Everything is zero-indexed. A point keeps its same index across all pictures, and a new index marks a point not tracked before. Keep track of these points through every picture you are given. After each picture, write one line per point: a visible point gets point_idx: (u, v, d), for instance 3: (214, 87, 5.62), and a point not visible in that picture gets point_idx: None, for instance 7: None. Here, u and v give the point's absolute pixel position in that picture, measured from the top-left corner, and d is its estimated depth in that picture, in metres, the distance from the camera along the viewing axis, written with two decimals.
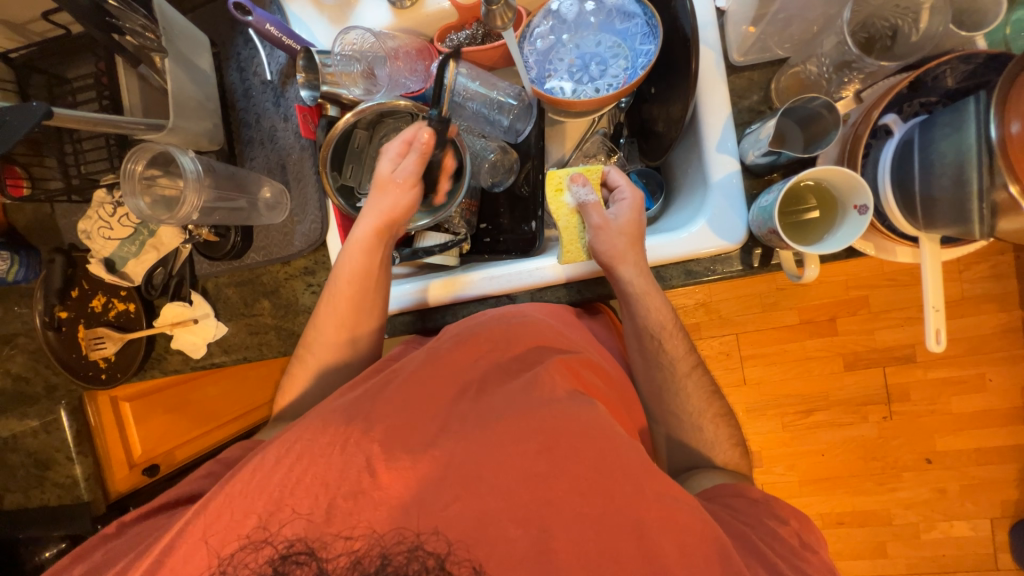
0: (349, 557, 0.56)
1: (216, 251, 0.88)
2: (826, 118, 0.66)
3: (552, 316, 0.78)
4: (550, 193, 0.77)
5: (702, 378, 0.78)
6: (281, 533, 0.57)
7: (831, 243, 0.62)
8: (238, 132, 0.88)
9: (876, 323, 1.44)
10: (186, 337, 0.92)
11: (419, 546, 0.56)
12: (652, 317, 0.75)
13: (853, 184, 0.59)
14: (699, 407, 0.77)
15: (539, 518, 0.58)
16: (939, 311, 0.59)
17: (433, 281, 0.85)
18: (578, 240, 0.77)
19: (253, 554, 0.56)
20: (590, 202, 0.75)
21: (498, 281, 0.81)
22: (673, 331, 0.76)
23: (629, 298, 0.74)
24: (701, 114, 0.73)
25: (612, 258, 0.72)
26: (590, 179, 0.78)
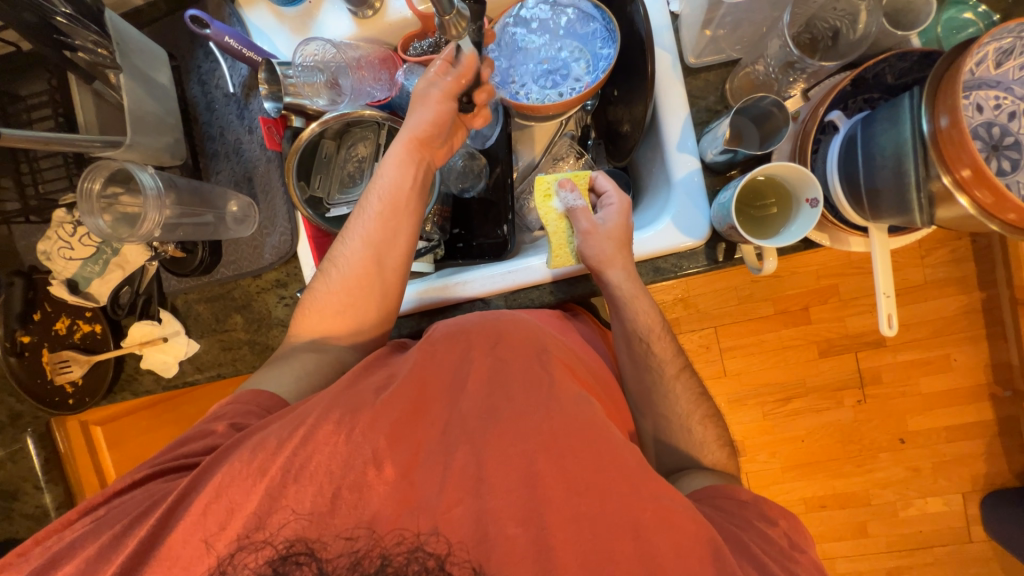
0: (349, 559, 0.56)
1: (184, 267, 0.87)
2: (776, 115, 0.68)
3: (545, 322, 0.78)
4: (539, 198, 0.79)
5: (690, 380, 0.79)
6: (280, 534, 0.57)
7: (787, 235, 0.64)
8: (202, 146, 0.87)
9: (847, 311, 1.49)
10: (157, 357, 0.89)
11: (420, 547, 0.57)
12: (642, 318, 0.76)
13: (804, 179, 0.62)
14: (687, 409, 0.78)
15: (533, 515, 0.58)
16: (890, 298, 0.62)
17: (427, 287, 0.85)
18: (567, 245, 0.79)
19: (254, 554, 0.56)
20: (577, 207, 0.78)
21: (489, 283, 0.82)
22: (661, 333, 0.78)
23: (618, 301, 0.76)
24: (661, 115, 0.75)
25: (602, 260, 0.74)
26: (578, 185, 0.80)
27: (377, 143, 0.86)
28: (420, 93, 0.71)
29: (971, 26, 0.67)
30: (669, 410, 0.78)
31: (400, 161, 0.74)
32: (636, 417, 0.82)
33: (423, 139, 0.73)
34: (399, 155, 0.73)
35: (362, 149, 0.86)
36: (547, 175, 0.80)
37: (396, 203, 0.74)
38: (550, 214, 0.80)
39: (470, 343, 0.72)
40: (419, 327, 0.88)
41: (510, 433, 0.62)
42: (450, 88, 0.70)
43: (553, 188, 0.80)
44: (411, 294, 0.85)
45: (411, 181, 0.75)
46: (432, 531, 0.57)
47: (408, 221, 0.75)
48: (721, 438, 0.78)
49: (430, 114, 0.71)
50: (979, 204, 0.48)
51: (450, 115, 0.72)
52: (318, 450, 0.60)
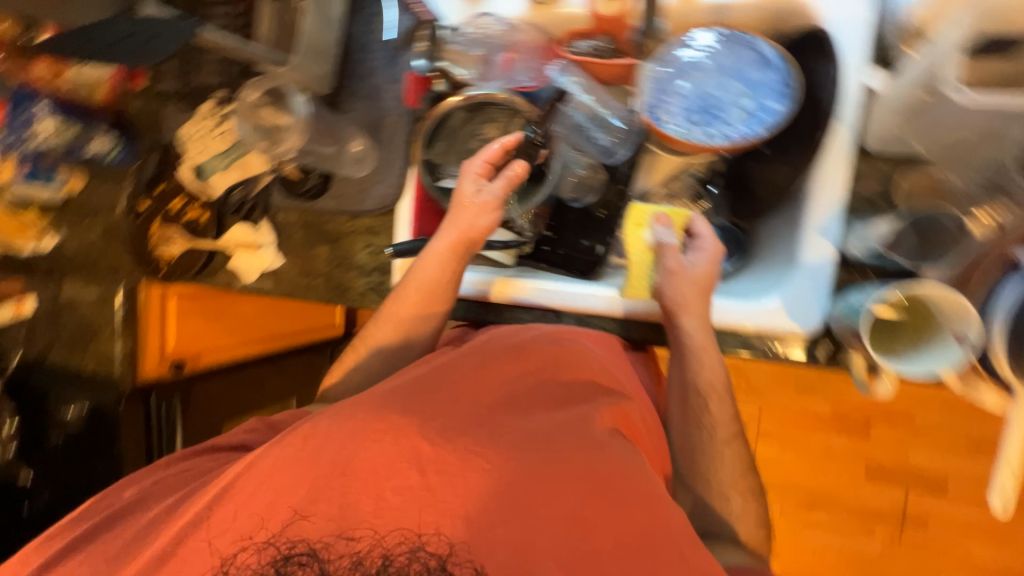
0: (350, 559, 0.52)
1: (295, 188, 0.91)
2: (949, 234, 0.62)
3: (601, 346, 0.76)
4: (629, 226, 0.78)
5: (738, 451, 0.74)
6: (285, 533, 0.54)
7: (916, 363, 0.57)
8: (346, 82, 0.89)
9: (914, 443, 1.34)
10: (245, 260, 0.98)
11: (421, 547, 0.53)
12: (704, 375, 0.72)
13: (960, 311, 0.54)
14: (730, 478, 0.73)
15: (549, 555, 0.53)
16: (1015, 473, 0.55)
17: (499, 279, 0.84)
18: (646, 278, 0.77)
19: (257, 555, 0.54)
20: (668, 244, 0.75)
21: (558, 296, 0.81)
22: (723, 394, 0.73)
23: (684, 348, 0.72)
24: (813, 190, 0.69)
25: (678, 306, 0.70)
26: (674, 223, 0.77)
27: (508, 129, 0.84)
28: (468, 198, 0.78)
29: None
30: (709, 476, 0.74)
31: (441, 258, 0.78)
32: (675, 478, 0.77)
33: (471, 236, 0.78)
34: (441, 250, 0.78)
35: (491, 131, 0.84)
36: (645, 204, 0.78)
37: (434, 286, 0.79)
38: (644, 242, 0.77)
39: (529, 354, 0.70)
40: (482, 316, 0.87)
41: (552, 454, 0.58)
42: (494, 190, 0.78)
43: (648, 220, 0.78)
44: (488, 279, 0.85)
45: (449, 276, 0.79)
46: (443, 529, 0.53)
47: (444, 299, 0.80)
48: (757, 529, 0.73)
49: (478, 218, 0.78)
50: None
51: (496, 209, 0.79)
52: (359, 408, 0.60)
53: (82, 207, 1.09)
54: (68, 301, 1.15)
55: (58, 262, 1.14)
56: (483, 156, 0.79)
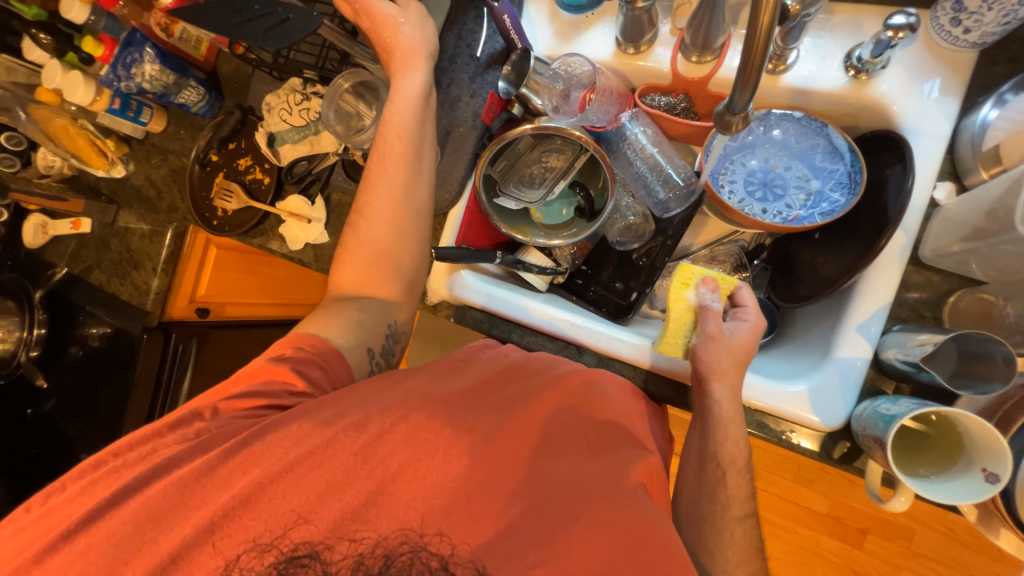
0: (352, 559, 0.52)
1: (359, 174, 0.97)
2: (996, 367, 0.58)
3: (627, 394, 0.75)
4: (675, 283, 0.75)
5: (751, 535, 0.68)
6: (290, 536, 0.53)
7: (934, 488, 0.56)
8: None
9: (908, 563, 1.28)
10: (294, 229, 1.01)
11: (423, 546, 0.53)
12: (727, 444, 0.68)
13: (993, 447, 0.52)
14: (738, 563, 0.66)
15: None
16: None
17: (527, 302, 0.84)
18: (681, 337, 0.74)
19: (258, 558, 0.52)
20: (711, 308, 0.72)
21: (581, 330, 0.81)
22: (743, 469, 0.69)
23: (710, 417, 0.69)
24: (862, 287, 0.68)
25: (710, 372, 0.68)
26: (720, 288, 0.75)
27: (571, 163, 0.86)
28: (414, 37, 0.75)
29: None
30: (714, 552, 0.67)
31: (408, 117, 0.76)
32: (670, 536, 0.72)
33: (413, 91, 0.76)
34: (413, 110, 0.76)
35: (554, 160, 0.87)
36: (692, 264, 0.75)
37: (403, 135, 0.76)
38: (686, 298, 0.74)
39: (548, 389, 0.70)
40: (505, 335, 0.88)
41: (564, 485, 0.59)
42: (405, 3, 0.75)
43: (694, 280, 0.75)
44: (511, 298, 0.85)
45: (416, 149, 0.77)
46: (450, 539, 0.53)
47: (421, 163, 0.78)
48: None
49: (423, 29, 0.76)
50: None
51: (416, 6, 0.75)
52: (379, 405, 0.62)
53: (161, 148, 1.18)
54: (121, 230, 1.21)
55: (126, 189, 1.21)
56: None
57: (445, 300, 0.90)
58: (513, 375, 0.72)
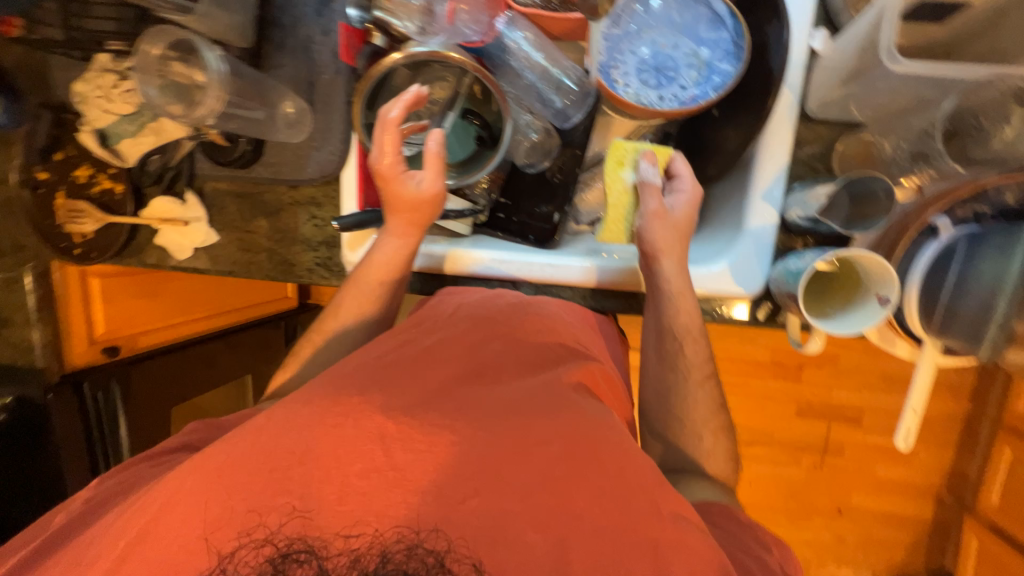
0: (348, 559, 0.48)
1: (224, 155, 0.83)
2: (881, 202, 0.62)
3: (568, 312, 0.76)
4: (612, 165, 0.74)
5: (711, 392, 0.73)
6: (284, 529, 0.50)
7: (843, 325, 0.61)
8: (270, 32, 0.80)
9: (838, 382, 1.50)
10: (172, 236, 0.88)
11: (418, 544, 0.49)
12: (682, 314, 0.71)
13: (883, 274, 0.58)
14: (703, 418, 0.72)
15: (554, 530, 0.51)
16: (917, 415, 0.62)
17: (452, 252, 0.81)
18: (623, 220, 0.76)
19: (254, 551, 0.49)
20: (650, 184, 0.71)
21: (513, 266, 0.80)
22: (700, 336, 0.72)
23: (661, 293, 0.71)
24: (760, 154, 0.70)
25: (657, 250, 0.69)
26: (657, 161, 0.73)
27: (455, 90, 0.78)
28: (417, 189, 0.71)
29: None
30: (679, 416, 0.73)
31: (396, 263, 0.75)
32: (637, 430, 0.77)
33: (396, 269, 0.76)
34: (393, 256, 0.75)
35: (437, 91, 0.79)
36: (625, 142, 0.74)
37: (386, 278, 0.76)
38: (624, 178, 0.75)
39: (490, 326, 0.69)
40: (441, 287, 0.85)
41: None
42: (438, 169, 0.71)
43: (631, 157, 0.74)
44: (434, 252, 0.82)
45: (398, 280, 0.77)
46: (461, 518, 0.51)
47: (394, 290, 0.78)
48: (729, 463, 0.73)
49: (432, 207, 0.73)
50: None
51: (441, 194, 0.72)
52: (319, 390, 0.58)
53: None
54: None
55: None
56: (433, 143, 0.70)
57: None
58: (453, 321, 0.70)
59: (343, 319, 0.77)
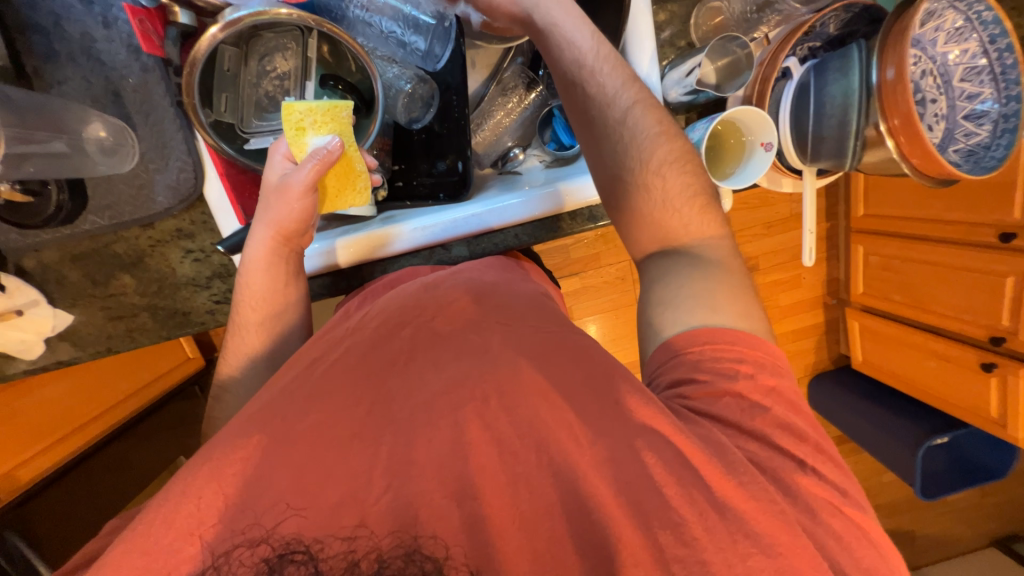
0: (346, 559, 0.41)
1: (31, 216, 0.65)
2: (740, 58, 0.70)
3: (489, 265, 0.72)
4: (289, 133, 0.60)
5: (683, 176, 0.57)
6: (279, 528, 0.42)
7: (741, 178, 0.69)
8: (24, 40, 0.61)
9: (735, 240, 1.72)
10: (10, 335, 0.69)
11: (416, 549, 0.41)
12: (609, 85, 0.59)
13: (761, 121, 0.65)
14: (684, 213, 0.57)
15: (465, 482, 0.44)
16: (814, 234, 0.74)
17: (357, 237, 0.74)
18: (347, 192, 0.65)
19: (251, 550, 0.41)
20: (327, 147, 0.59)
21: (433, 231, 0.75)
22: (644, 111, 0.58)
23: (575, 58, 0.59)
24: (630, 48, 0.71)
25: (550, 21, 0.59)
26: (336, 119, 0.61)
27: (304, 56, 0.66)
28: (272, 185, 0.60)
29: None
30: (651, 215, 0.57)
31: (263, 262, 0.62)
32: None
33: (260, 302, 0.64)
34: (261, 257, 0.62)
35: (282, 63, 0.67)
36: (296, 102, 0.59)
37: (257, 305, 0.64)
38: (352, 152, 0.64)
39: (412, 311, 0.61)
40: (369, 276, 0.78)
41: None
42: (310, 179, 0.58)
43: (307, 121, 0.60)
44: (338, 247, 0.73)
45: (282, 280, 0.64)
46: (397, 504, 0.43)
47: (286, 294, 0.65)
48: (724, 243, 0.57)
49: (291, 209, 0.59)
50: (900, 148, 0.60)
51: (309, 213, 0.61)
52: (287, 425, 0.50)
53: None
54: None
55: None
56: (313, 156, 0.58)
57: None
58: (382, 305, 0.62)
59: (244, 360, 0.65)
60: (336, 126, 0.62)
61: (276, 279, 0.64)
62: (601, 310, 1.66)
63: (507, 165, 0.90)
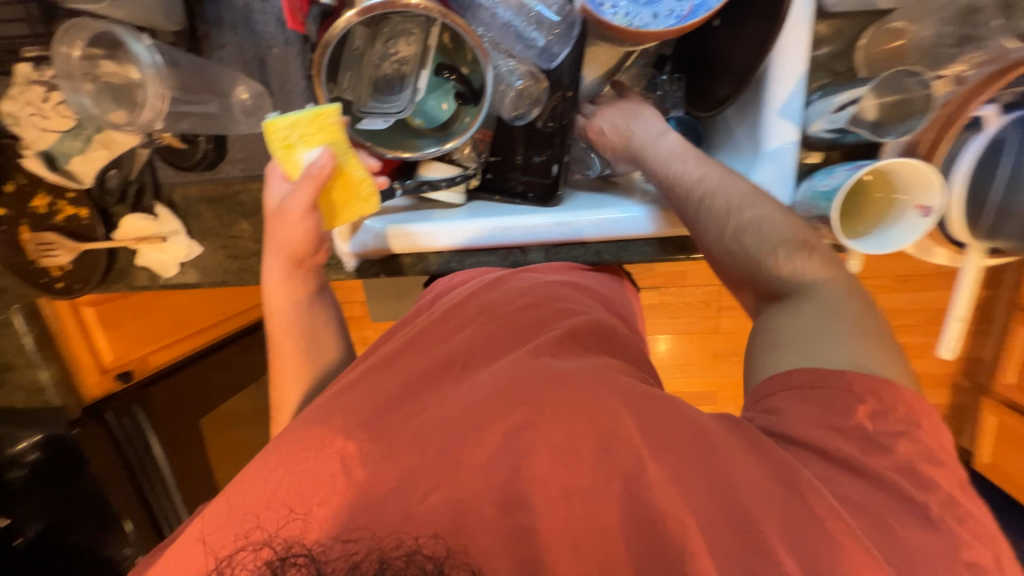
0: (346, 561, 0.41)
1: (183, 159, 0.76)
2: (916, 98, 0.57)
3: (560, 272, 0.70)
4: (277, 151, 0.59)
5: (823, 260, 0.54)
6: (281, 532, 0.43)
7: (876, 242, 0.57)
8: (200, 7, 0.70)
9: None
10: (155, 255, 0.83)
11: (418, 551, 0.41)
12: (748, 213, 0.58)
13: (925, 179, 0.54)
14: (829, 297, 0.52)
15: (515, 496, 0.42)
16: (962, 321, 0.59)
17: (436, 228, 0.75)
18: (348, 207, 0.64)
19: (252, 554, 0.43)
20: (318, 164, 0.58)
21: (513, 232, 0.74)
22: (761, 207, 0.58)
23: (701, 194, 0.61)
24: (772, 70, 0.62)
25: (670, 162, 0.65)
26: (325, 130, 0.59)
27: (425, 44, 0.68)
28: (275, 209, 0.64)
29: None
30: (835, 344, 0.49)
31: (282, 284, 0.70)
32: None
33: (286, 325, 0.72)
34: (279, 279, 0.70)
35: (404, 48, 0.69)
36: (279, 117, 0.58)
37: (286, 327, 0.72)
38: (348, 160, 0.61)
39: (481, 308, 0.63)
40: (447, 265, 0.79)
41: None
42: (308, 198, 0.60)
43: (294, 137, 0.58)
44: (409, 232, 0.75)
45: (302, 295, 0.72)
46: (440, 503, 0.42)
47: (309, 308, 0.73)
48: (849, 286, 0.53)
49: (294, 231, 0.63)
50: None
51: (314, 228, 0.64)
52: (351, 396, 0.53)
53: None
54: None
55: None
56: (307, 173, 0.59)
57: (359, 259, 0.79)
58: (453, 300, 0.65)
59: (290, 363, 0.71)
60: (325, 134, 0.59)
61: (297, 296, 0.72)
62: (674, 331, 1.55)
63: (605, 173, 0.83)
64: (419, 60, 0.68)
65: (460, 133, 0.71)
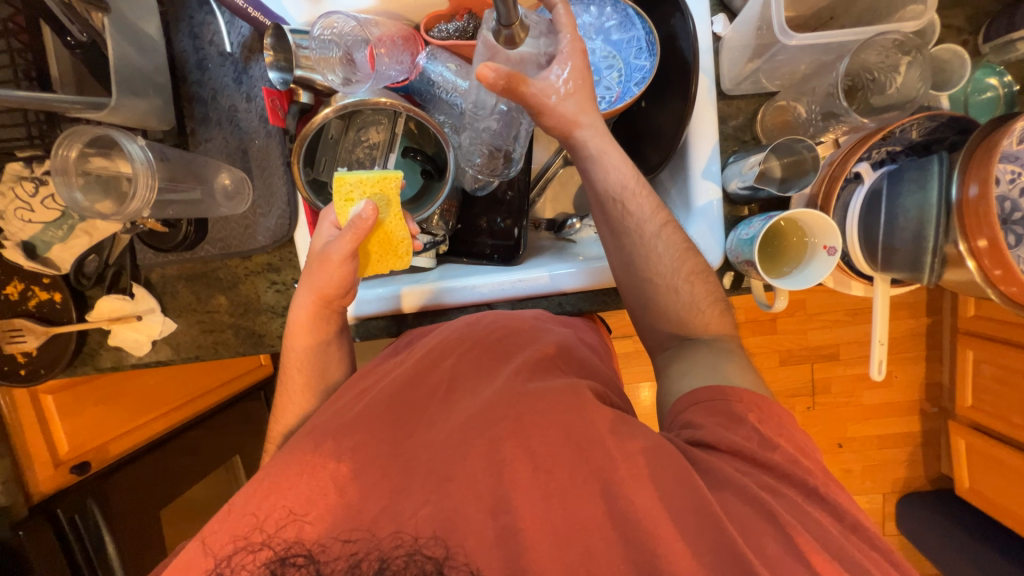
0: (347, 561, 0.49)
1: (165, 241, 0.80)
2: (806, 159, 0.70)
3: (542, 318, 0.75)
4: (336, 203, 0.67)
5: (674, 235, 0.67)
6: (279, 533, 0.52)
7: (798, 279, 0.65)
8: (190, 108, 0.78)
9: (810, 324, 1.57)
10: (128, 334, 0.83)
11: (418, 550, 0.49)
12: (637, 215, 0.66)
13: (824, 225, 0.63)
14: (673, 265, 0.66)
15: (485, 506, 0.51)
16: (883, 344, 0.66)
17: (409, 288, 0.80)
18: (394, 256, 0.72)
19: (253, 554, 0.51)
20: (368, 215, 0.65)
21: (478, 291, 0.79)
22: (643, 192, 0.66)
23: (603, 186, 0.66)
24: (690, 141, 0.73)
25: (594, 152, 0.64)
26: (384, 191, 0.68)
27: (392, 131, 0.76)
28: (316, 252, 0.69)
29: (993, 90, 0.69)
30: (677, 316, 0.67)
31: (305, 330, 0.73)
32: None
33: (304, 383, 0.76)
34: (304, 320, 0.73)
35: (374, 135, 0.77)
36: (349, 173, 0.67)
37: (307, 377, 0.76)
38: (395, 220, 0.70)
39: (458, 345, 0.69)
40: (420, 322, 0.83)
41: None
42: (349, 247, 0.66)
43: (355, 193, 0.67)
44: (399, 293, 0.80)
45: (321, 343, 0.75)
46: (410, 523, 0.50)
47: (329, 374, 0.77)
48: (711, 295, 0.67)
49: (331, 276, 0.68)
50: (984, 271, 0.53)
51: (353, 275, 0.69)
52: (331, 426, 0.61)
53: None
54: None
55: None
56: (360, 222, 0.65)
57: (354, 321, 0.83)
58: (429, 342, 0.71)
59: (291, 417, 0.77)
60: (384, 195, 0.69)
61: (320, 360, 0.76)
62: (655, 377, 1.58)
63: (563, 232, 0.93)
64: (387, 145, 0.77)
65: (429, 206, 0.78)
